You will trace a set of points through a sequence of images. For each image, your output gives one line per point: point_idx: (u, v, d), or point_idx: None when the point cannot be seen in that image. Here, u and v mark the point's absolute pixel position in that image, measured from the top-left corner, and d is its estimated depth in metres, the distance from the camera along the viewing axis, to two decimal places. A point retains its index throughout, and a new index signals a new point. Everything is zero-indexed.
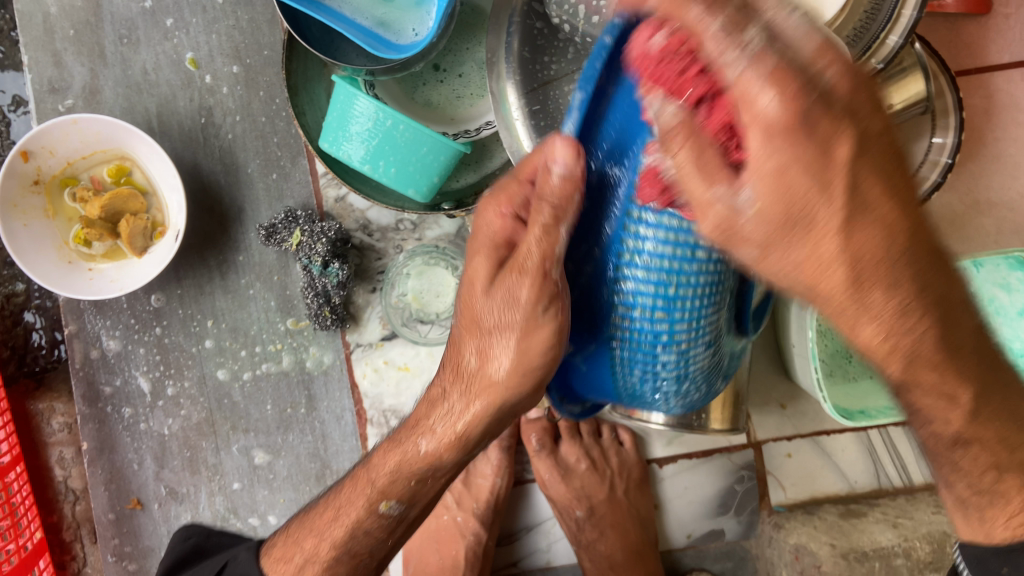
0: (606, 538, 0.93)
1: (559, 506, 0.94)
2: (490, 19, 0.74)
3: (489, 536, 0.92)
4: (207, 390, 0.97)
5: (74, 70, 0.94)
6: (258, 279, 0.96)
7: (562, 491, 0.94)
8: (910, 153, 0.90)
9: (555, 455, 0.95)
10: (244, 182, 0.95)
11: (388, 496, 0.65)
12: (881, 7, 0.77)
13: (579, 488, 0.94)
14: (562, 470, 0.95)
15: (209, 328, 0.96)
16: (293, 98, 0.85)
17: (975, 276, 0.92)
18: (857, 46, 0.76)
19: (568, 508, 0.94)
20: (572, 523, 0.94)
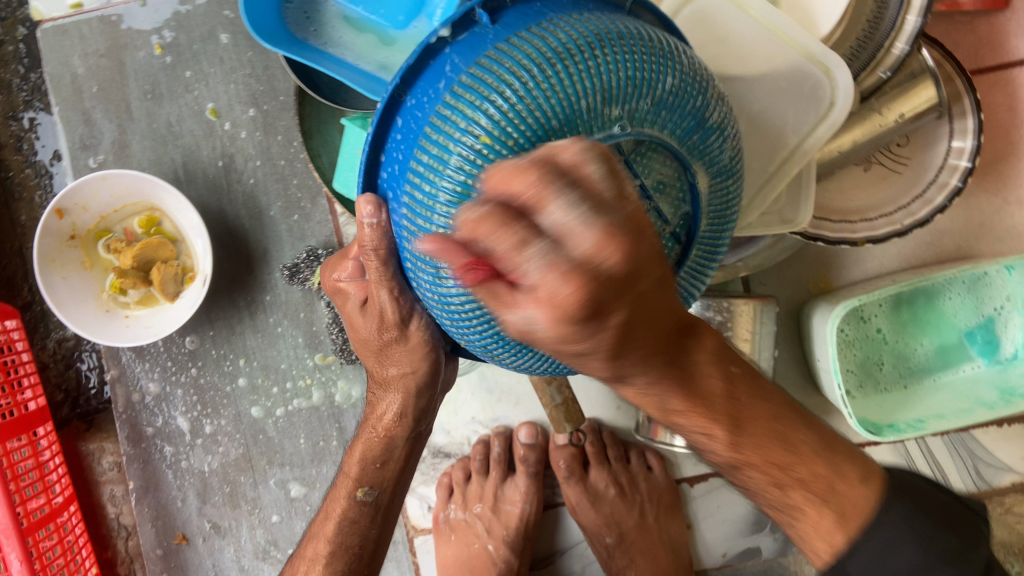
0: (636, 564, 0.93)
1: (590, 532, 0.95)
2: None
3: (519, 562, 0.95)
4: (243, 427, 1.00)
5: (103, 126, 0.98)
6: (286, 317, 0.99)
7: (591, 517, 0.94)
8: (930, 159, 0.87)
9: (584, 481, 0.94)
10: (268, 224, 0.98)
11: (362, 482, 0.71)
12: (883, 14, 0.76)
13: (608, 513, 0.94)
14: (591, 496, 0.94)
15: (241, 367, 1.00)
16: (307, 143, 0.88)
17: (1008, 280, 0.90)
18: (856, 62, 0.77)
19: (598, 534, 0.94)
20: (602, 548, 0.94)
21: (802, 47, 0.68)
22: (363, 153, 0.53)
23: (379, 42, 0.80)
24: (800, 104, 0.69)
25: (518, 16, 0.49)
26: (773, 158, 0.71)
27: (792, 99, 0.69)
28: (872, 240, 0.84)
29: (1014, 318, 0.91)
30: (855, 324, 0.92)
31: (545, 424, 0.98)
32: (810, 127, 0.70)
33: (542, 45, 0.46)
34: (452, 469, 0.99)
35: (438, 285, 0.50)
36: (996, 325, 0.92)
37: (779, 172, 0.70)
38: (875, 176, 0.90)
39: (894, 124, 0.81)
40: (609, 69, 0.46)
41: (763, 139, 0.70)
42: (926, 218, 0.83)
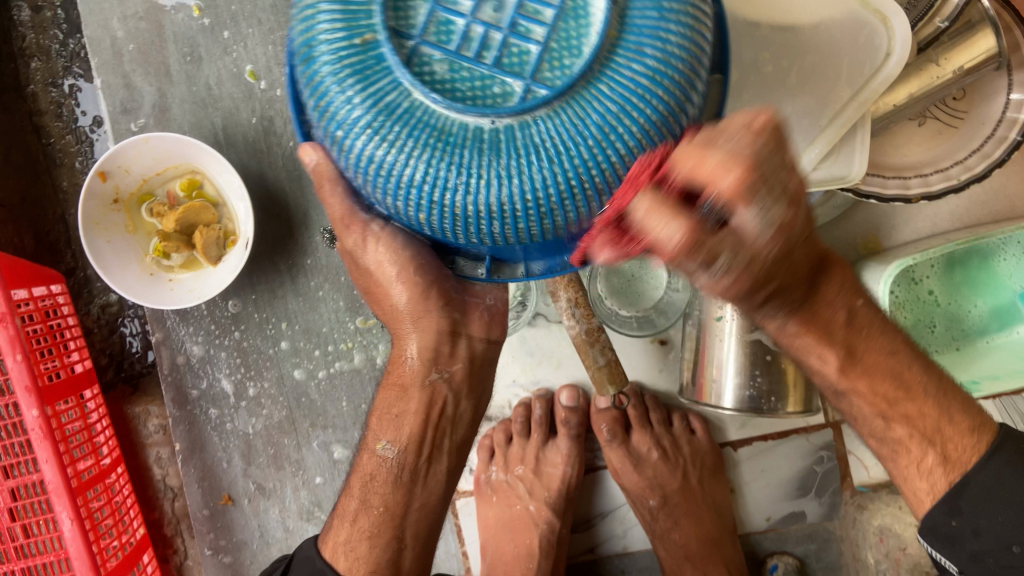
0: (681, 527, 0.93)
1: (633, 495, 0.94)
2: None
3: (562, 524, 0.95)
4: (286, 390, 1.01)
5: (144, 90, 0.98)
6: (327, 281, 0.99)
7: (634, 479, 0.93)
8: (988, 111, 0.84)
9: (626, 444, 0.94)
10: (308, 186, 0.98)
11: (381, 437, 0.71)
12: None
13: (652, 476, 0.94)
14: (634, 459, 0.94)
15: (284, 330, 1.00)
16: None
17: None
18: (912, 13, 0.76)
19: (641, 497, 0.93)
20: (645, 511, 0.94)
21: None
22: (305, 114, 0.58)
23: None
24: (857, 58, 0.68)
25: None
26: (826, 111, 0.69)
27: (848, 50, 0.68)
28: (928, 197, 0.82)
29: None
30: (905, 285, 0.90)
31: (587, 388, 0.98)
32: (864, 81, 0.68)
33: None
34: (494, 432, 1.00)
35: (342, 123, 0.48)
36: None
37: (829, 125, 0.70)
38: (930, 131, 0.87)
39: (953, 76, 0.78)
40: None
41: (812, 94, 0.69)
42: (985, 173, 0.81)
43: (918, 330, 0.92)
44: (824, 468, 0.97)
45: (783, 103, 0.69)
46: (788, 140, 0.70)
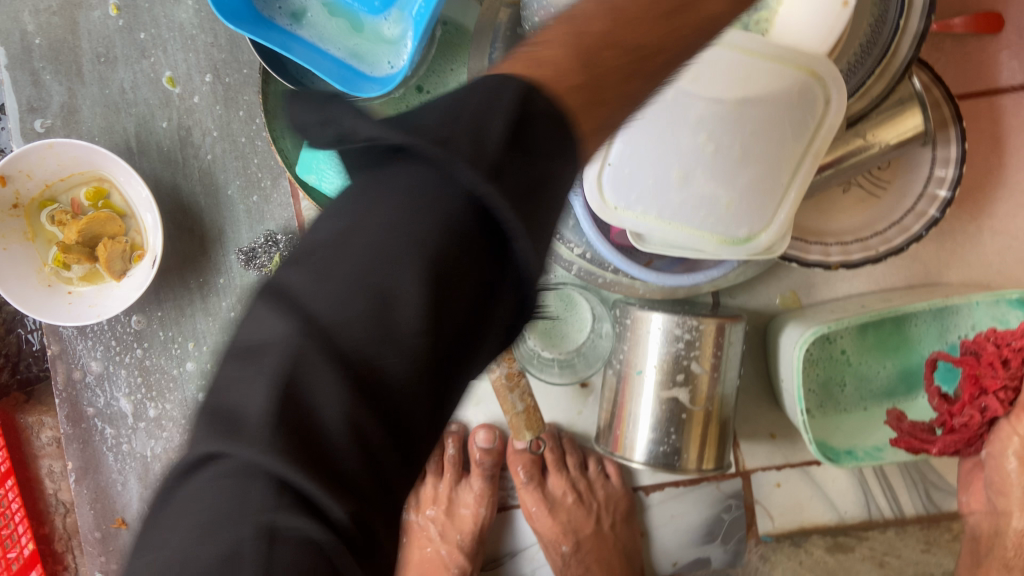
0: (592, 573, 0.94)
1: (546, 539, 0.95)
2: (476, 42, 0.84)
3: (473, 568, 0.94)
4: (189, 413, 0.96)
5: (53, 90, 0.92)
6: (240, 303, 0.95)
7: (547, 524, 0.95)
8: (910, 184, 0.85)
9: (542, 487, 0.95)
10: (224, 203, 0.93)
11: None
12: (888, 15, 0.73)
13: (565, 521, 0.94)
14: (549, 503, 0.95)
15: (190, 350, 0.95)
16: (269, 122, 0.85)
17: (975, 310, 0.88)
18: (854, 77, 0.74)
19: (554, 542, 0.94)
20: (558, 556, 0.95)
21: (779, 65, 0.67)
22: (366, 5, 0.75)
23: (351, 28, 0.76)
24: (796, 116, 0.68)
25: None
26: (783, 170, 0.71)
27: (788, 108, 0.68)
28: (847, 266, 0.83)
29: None
30: (817, 349, 0.93)
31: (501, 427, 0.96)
32: (811, 130, 0.69)
33: None
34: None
35: None
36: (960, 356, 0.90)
37: (790, 186, 0.71)
38: (854, 199, 0.87)
39: (877, 150, 0.78)
40: None
41: (762, 161, 0.70)
42: (901, 247, 0.83)
43: (830, 391, 0.94)
44: (731, 515, 0.98)
45: (735, 181, 0.71)
46: (756, 210, 0.72)
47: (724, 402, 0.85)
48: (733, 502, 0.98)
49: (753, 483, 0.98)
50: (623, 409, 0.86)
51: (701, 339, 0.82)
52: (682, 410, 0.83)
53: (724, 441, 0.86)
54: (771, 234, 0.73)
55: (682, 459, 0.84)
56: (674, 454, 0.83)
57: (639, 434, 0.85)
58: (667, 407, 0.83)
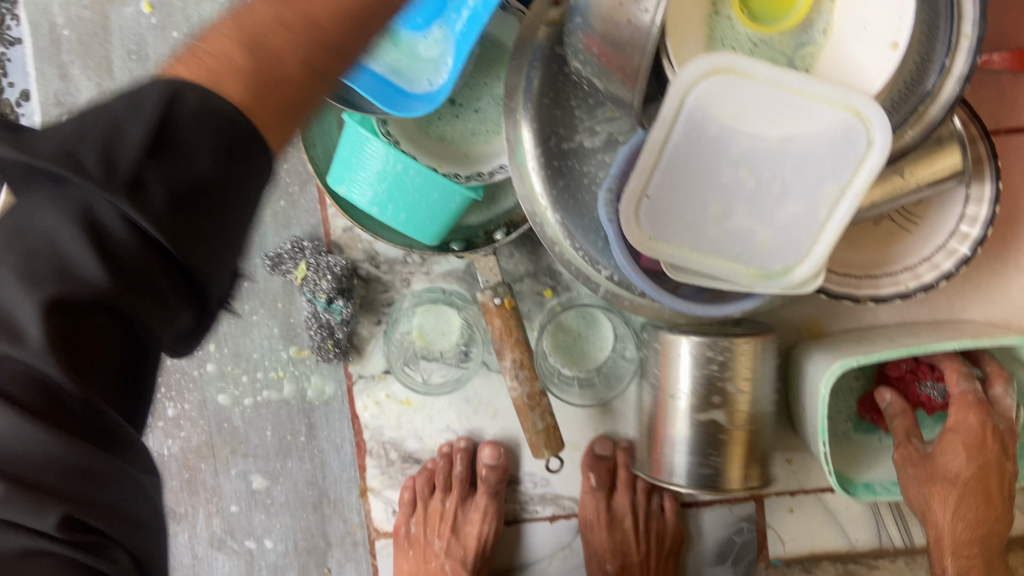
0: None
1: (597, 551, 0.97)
2: (514, 58, 0.83)
3: None
4: (207, 414, 0.97)
5: (81, 85, 0.91)
6: (262, 306, 0.95)
7: (603, 539, 0.96)
8: (942, 221, 0.84)
9: (606, 499, 0.96)
10: (251, 207, 0.93)
11: None
12: (932, 58, 0.73)
13: (619, 539, 0.96)
14: (606, 517, 0.96)
15: (210, 352, 0.95)
16: (303, 130, 0.85)
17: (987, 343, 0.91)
18: (897, 114, 0.73)
19: (603, 558, 0.96)
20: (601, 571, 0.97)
21: (826, 102, 0.65)
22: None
23: (391, 42, 0.75)
24: (837, 156, 0.67)
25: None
26: (821, 208, 0.70)
27: (830, 150, 0.67)
28: (875, 300, 0.84)
29: None
30: (836, 390, 0.95)
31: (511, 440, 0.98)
32: (852, 170, 0.68)
33: None
34: (416, 481, 0.97)
35: None
36: None
37: (827, 224, 0.71)
38: (883, 233, 0.87)
39: (914, 188, 0.78)
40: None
41: (801, 198, 0.70)
42: (931, 284, 0.83)
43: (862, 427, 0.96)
44: (744, 539, 0.99)
45: (773, 217, 0.71)
46: (791, 247, 0.72)
47: (760, 422, 0.85)
48: (745, 525, 0.99)
49: (767, 507, 0.99)
50: (660, 431, 0.87)
51: (734, 360, 0.82)
52: (722, 432, 0.83)
53: (764, 459, 0.86)
54: (805, 271, 0.73)
55: (720, 480, 0.84)
56: (717, 475, 0.84)
57: (677, 455, 0.86)
58: (703, 429, 0.83)
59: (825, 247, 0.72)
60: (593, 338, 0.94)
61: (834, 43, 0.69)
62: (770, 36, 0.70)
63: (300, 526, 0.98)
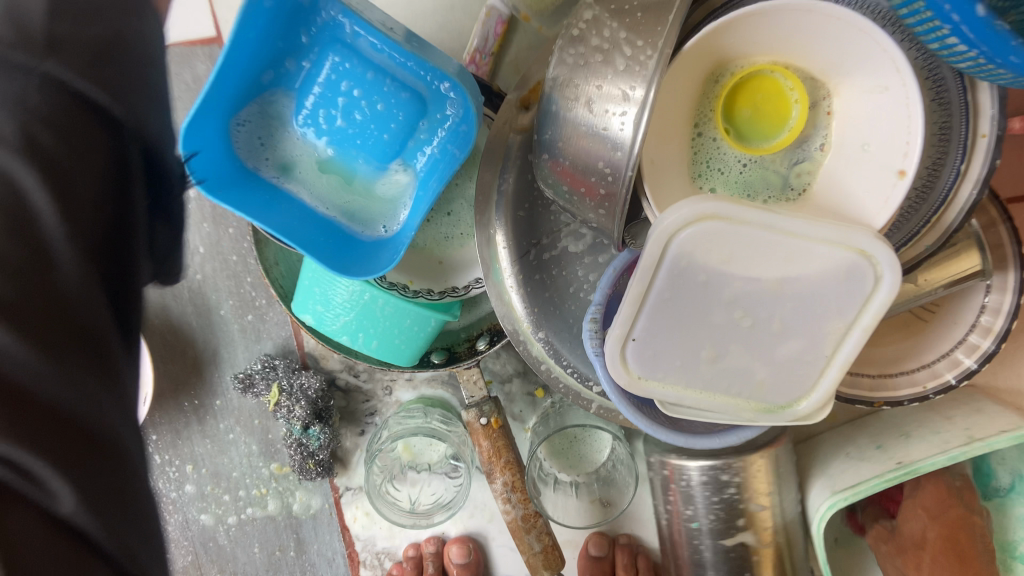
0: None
1: None
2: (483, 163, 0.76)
3: None
4: (191, 535, 0.93)
5: None
6: (239, 424, 0.90)
7: None
8: (961, 312, 0.77)
9: None
10: (218, 324, 0.87)
11: None
12: (945, 162, 0.66)
13: None
14: None
15: (189, 473, 0.91)
16: (260, 254, 0.79)
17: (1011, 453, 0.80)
18: (904, 229, 0.67)
19: None
20: None
21: (829, 240, 0.58)
22: (353, 105, 0.66)
23: (342, 184, 0.69)
24: (841, 295, 0.61)
25: (317, 72, 0.65)
26: (824, 343, 0.64)
27: (834, 289, 0.60)
28: (891, 403, 0.77)
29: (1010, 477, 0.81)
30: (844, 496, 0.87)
31: (477, 533, 0.92)
32: (858, 307, 0.61)
33: (330, 67, 0.64)
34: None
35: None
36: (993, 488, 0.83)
37: (832, 359, 0.64)
38: (898, 323, 0.81)
39: (927, 295, 0.72)
40: (329, 74, 0.65)
41: (802, 336, 0.63)
42: (953, 386, 0.76)
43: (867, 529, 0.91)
44: None
45: (774, 353, 0.65)
46: (794, 381, 0.66)
47: (788, 533, 0.81)
48: None
49: None
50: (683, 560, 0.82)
51: (748, 481, 0.77)
52: (750, 552, 0.79)
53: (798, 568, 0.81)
54: (810, 404, 0.67)
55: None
56: None
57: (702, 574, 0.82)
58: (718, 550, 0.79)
59: (835, 377, 0.65)
60: (591, 440, 0.88)
61: (832, 161, 0.63)
62: (761, 157, 0.63)
63: None
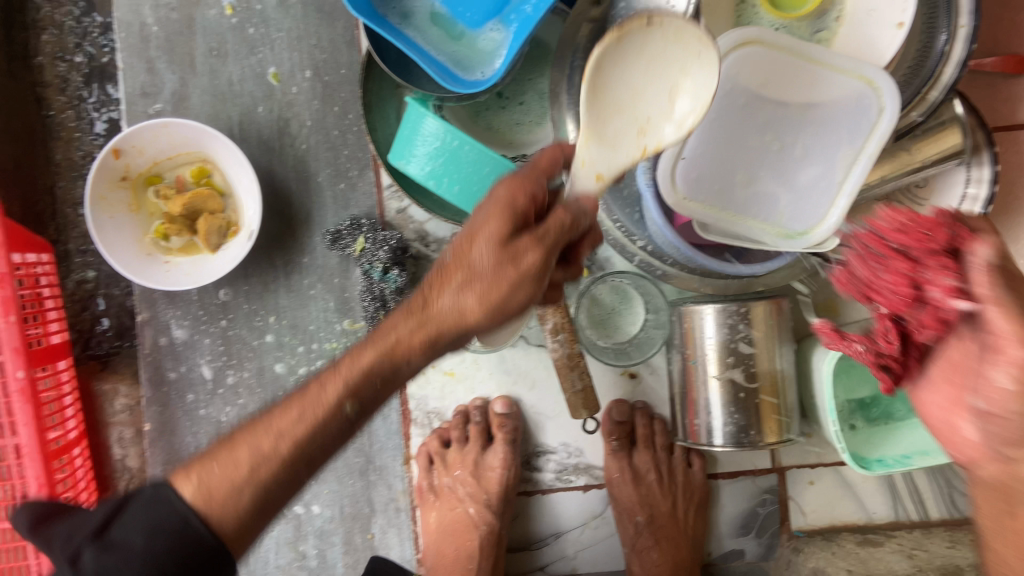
0: (660, 547, 1.01)
1: (623, 506, 1.02)
2: (557, 54, 0.91)
3: (500, 527, 1.00)
4: (263, 382, 1.04)
5: (166, 78, 1.02)
6: (320, 281, 1.02)
7: (629, 493, 1.02)
8: (946, 201, 0.94)
9: (629, 459, 1.02)
10: (314, 189, 1.02)
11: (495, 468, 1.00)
12: (932, 46, 0.84)
13: (644, 494, 1.02)
14: (632, 473, 1.02)
15: (270, 324, 1.03)
16: (367, 115, 0.95)
17: None
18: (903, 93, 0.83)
19: (631, 510, 1.02)
20: (632, 525, 1.02)
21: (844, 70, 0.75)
22: None
23: (452, 35, 0.86)
24: (853, 121, 0.76)
25: None
26: (837, 169, 0.78)
27: (846, 115, 0.77)
28: None
29: None
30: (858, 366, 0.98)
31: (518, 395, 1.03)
32: (865, 136, 0.76)
33: None
34: (431, 439, 1.03)
35: None
36: None
37: (844, 185, 0.78)
38: (892, 212, 0.97)
39: (918, 165, 0.88)
40: None
41: (820, 161, 0.79)
42: None
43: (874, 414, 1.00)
44: (766, 510, 1.04)
45: (796, 178, 0.80)
46: (811, 208, 0.80)
47: (783, 380, 0.93)
48: (768, 497, 1.04)
49: (789, 479, 1.04)
50: (693, 397, 0.94)
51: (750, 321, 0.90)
52: (741, 389, 0.90)
53: (789, 414, 0.93)
54: (823, 232, 0.80)
55: (751, 437, 0.91)
56: (741, 432, 0.90)
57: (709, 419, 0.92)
58: (728, 389, 0.91)
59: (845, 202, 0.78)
60: (626, 313, 1.01)
61: (846, 28, 0.80)
62: (789, 22, 0.82)
63: (346, 491, 1.03)
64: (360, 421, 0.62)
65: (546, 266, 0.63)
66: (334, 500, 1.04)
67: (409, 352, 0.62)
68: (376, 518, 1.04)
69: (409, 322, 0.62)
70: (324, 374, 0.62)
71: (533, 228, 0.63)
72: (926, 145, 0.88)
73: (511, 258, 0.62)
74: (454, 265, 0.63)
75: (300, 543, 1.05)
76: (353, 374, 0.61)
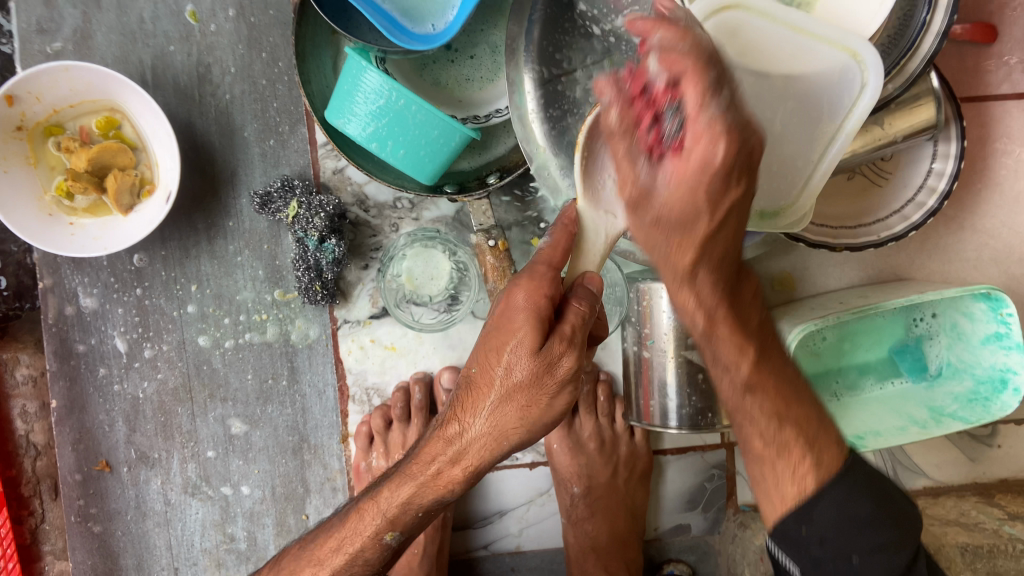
0: (596, 519, 0.98)
1: (560, 478, 0.98)
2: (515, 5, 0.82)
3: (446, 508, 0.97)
4: (185, 355, 0.95)
5: (66, 12, 0.89)
6: (248, 247, 0.93)
7: (566, 462, 0.98)
8: (911, 177, 0.91)
9: (570, 427, 0.98)
10: (240, 145, 0.92)
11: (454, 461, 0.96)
12: (914, 15, 0.78)
13: (583, 465, 0.98)
14: (573, 442, 0.98)
15: (192, 293, 0.94)
16: (299, 66, 0.84)
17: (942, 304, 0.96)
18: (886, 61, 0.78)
19: (567, 482, 0.98)
20: (567, 496, 0.98)
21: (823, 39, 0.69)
22: None
23: None
24: (834, 95, 0.71)
25: None
26: (814, 147, 0.73)
27: (825, 89, 0.71)
28: (851, 248, 0.89)
29: (940, 339, 0.97)
30: (802, 349, 0.97)
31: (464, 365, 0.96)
32: (844, 112, 0.72)
33: None
34: (371, 418, 0.96)
35: None
36: (924, 345, 0.98)
37: (819, 165, 0.73)
38: (857, 187, 0.93)
39: (890, 139, 0.83)
40: None
41: (797, 140, 0.72)
42: (902, 234, 0.88)
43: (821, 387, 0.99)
44: (714, 485, 1.02)
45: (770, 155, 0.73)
46: (786, 185, 0.74)
47: None
48: (716, 472, 1.02)
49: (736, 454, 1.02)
50: (646, 378, 0.90)
51: None
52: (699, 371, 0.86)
53: None
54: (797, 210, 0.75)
55: (707, 419, 0.87)
56: (699, 415, 0.87)
57: (664, 401, 0.89)
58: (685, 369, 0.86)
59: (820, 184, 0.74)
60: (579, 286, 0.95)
61: None
62: None
63: (279, 471, 0.97)
64: (400, 548, 0.69)
65: (579, 369, 0.61)
66: (264, 480, 0.97)
67: (449, 484, 0.64)
68: (312, 498, 0.98)
69: (441, 447, 0.64)
70: (364, 506, 0.69)
71: (557, 330, 0.59)
72: (900, 119, 0.83)
73: (545, 364, 0.59)
74: (482, 380, 0.62)
75: (227, 525, 0.99)
76: (391, 507, 0.67)
